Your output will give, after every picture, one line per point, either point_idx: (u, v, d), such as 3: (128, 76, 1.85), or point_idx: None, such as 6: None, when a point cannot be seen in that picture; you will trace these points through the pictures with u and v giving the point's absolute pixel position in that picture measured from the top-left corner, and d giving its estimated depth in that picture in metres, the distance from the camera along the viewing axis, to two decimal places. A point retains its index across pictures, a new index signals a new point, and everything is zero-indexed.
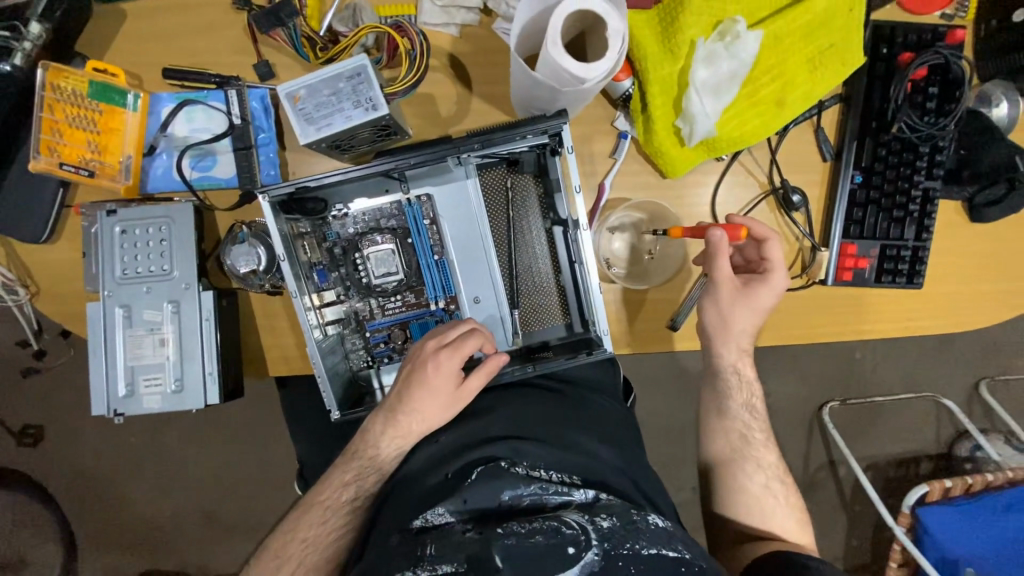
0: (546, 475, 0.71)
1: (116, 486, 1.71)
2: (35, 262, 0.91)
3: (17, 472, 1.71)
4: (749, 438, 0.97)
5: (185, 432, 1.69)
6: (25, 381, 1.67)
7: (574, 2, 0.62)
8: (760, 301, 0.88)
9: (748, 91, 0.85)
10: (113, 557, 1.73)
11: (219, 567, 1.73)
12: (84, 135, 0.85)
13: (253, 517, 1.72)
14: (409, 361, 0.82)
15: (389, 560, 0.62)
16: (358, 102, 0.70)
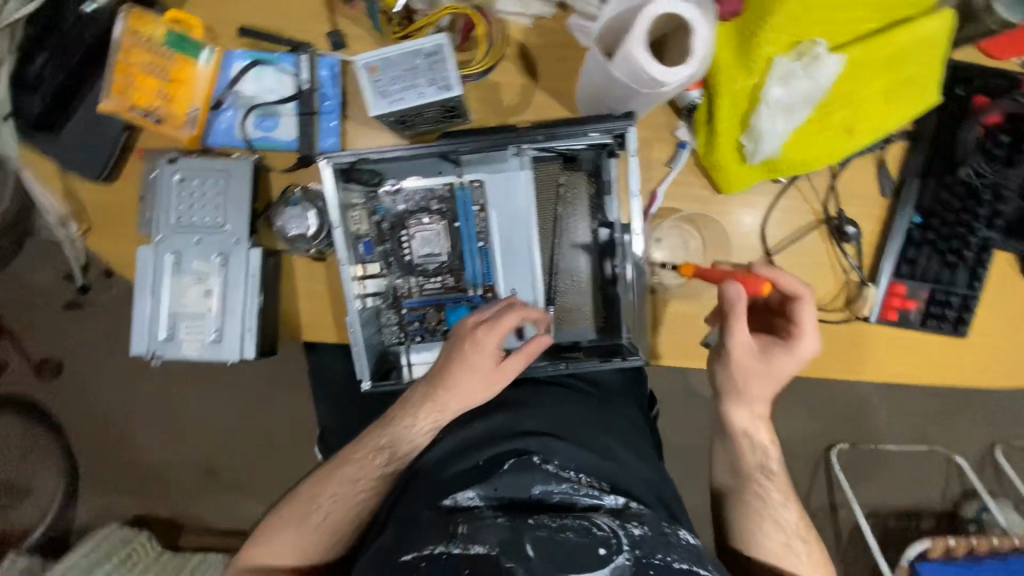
0: (575, 476, 0.74)
1: (127, 428, 1.77)
2: (91, 201, 0.93)
3: (36, 401, 1.77)
4: (767, 499, 0.92)
5: (198, 384, 1.75)
6: (55, 315, 1.75)
7: (663, 5, 0.62)
8: (780, 366, 0.87)
9: (818, 115, 0.83)
10: (116, 496, 1.77)
11: (211, 522, 1.77)
12: (155, 82, 0.86)
13: (256, 475, 1.78)
14: (448, 341, 0.84)
15: (421, 533, 0.68)
16: (433, 80, 0.71)
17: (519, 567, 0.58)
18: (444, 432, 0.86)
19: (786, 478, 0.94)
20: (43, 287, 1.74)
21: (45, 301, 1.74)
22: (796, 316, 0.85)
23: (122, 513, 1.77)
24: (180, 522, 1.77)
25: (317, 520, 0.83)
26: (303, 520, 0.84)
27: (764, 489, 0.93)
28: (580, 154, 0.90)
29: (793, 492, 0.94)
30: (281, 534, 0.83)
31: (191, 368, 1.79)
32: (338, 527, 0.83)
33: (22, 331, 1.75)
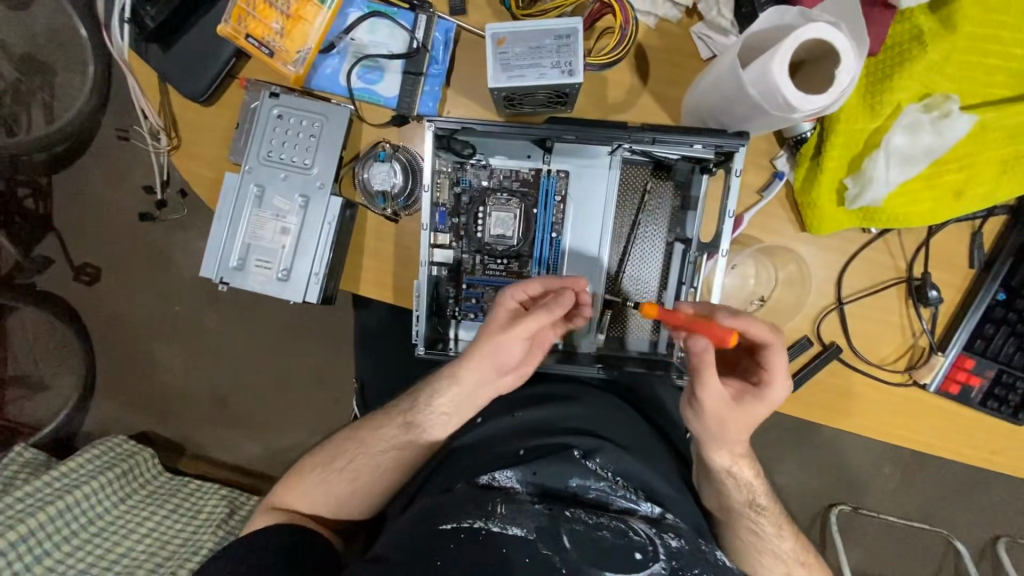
0: (610, 476, 0.77)
1: (154, 345, 1.84)
2: (183, 118, 0.95)
3: (71, 302, 1.83)
4: (762, 536, 0.90)
5: (225, 316, 1.83)
6: (107, 223, 1.80)
7: (817, 29, 0.60)
8: (752, 412, 0.80)
9: (931, 173, 0.81)
10: (128, 407, 1.85)
11: (214, 451, 1.84)
12: (274, 15, 0.87)
13: (265, 416, 1.84)
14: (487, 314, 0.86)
15: (460, 506, 0.69)
16: (557, 63, 0.70)
17: (556, 556, 0.62)
18: (491, 417, 0.90)
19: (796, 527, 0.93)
20: (100, 194, 1.79)
21: (100, 207, 1.80)
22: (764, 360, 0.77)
23: (131, 424, 1.84)
24: (183, 444, 1.84)
25: (340, 465, 0.91)
26: (331, 468, 0.91)
27: (767, 530, 0.90)
28: (675, 165, 0.89)
29: (793, 529, 0.92)
30: (310, 479, 0.91)
31: (222, 300, 1.82)
32: (366, 478, 0.90)
33: (73, 233, 1.81)
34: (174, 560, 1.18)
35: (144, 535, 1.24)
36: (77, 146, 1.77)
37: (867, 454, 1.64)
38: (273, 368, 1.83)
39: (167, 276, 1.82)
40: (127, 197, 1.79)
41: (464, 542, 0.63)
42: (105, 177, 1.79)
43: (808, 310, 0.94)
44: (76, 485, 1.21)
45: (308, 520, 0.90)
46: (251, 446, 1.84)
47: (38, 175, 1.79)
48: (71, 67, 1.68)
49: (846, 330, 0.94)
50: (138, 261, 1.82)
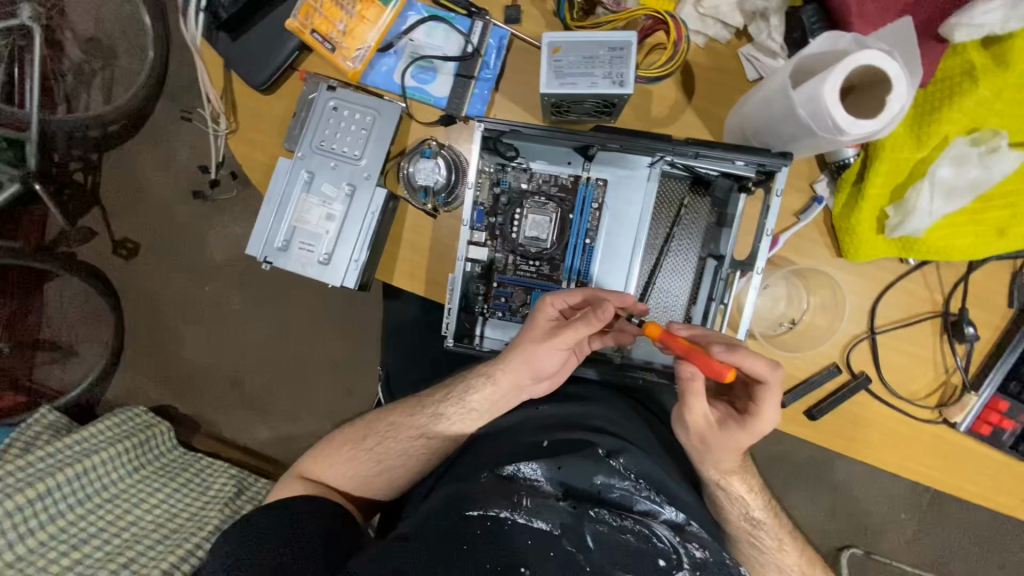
0: (636, 479, 0.76)
1: (180, 320, 1.90)
2: (243, 104, 1.00)
3: (107, 274, 1.90)
4: (767, 548, 0.88)
5: (250, 299, 1.88)
6: (148, 202, 1.89)
7: (872, 56, 0.61)
8: (738, 440, 0.79)
9: (974, 208, 0.81)
10: (151, 380, 1.90)
11: (226, 429, 1.88)
12: (340, 14, 0.92)
13: (282, 400, 1.88)
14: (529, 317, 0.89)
15: (485, 494, 0.70)
16: (609, 74, 0.72)
17: (581, 554, 0.64)
18: (511, 411, 0.91)
19: (807, 540, 0.92)
20: (145, 173, 1.88)
21: (144, 185, 1.88)
22: (758, 398, 0.76)
23: (152, 397, 1.90)
24: (200, 420, 1.89)
25: (369, 445, 0.94)
26: (359, 444, 0.95)
27: (768, 544, 0.88)
28: (714, 181, 0.90)
29: (804, 543, 0.91)
30: (338, 454, 0.95)
31: (250, 283, 1.88)
32: (392, 466, 0.92)
33: (116, 208, 1.90)
34: (181, 532, 1.22)
35: (155, 505, 1.28)
36: (129, 126, 1.86)
37: (879, 496, 1.59)
38: (294, 354, 1.87)
39: (200, 256, 1.89)
40: (171, 179, 1.88)
41: (490, 529, 0.65)
42: (152, 158, 1.87)
43: (837, 337, 0.93)
44: (93, 452, 1.26)
45: (336, 495, 0.92)
46: (265, 429, 1.87)
47: (89, 151, 1.88)
48: (133, 54, 1.78)
49: (877, 361, 0.93)
50: (175, 239, 1.89)
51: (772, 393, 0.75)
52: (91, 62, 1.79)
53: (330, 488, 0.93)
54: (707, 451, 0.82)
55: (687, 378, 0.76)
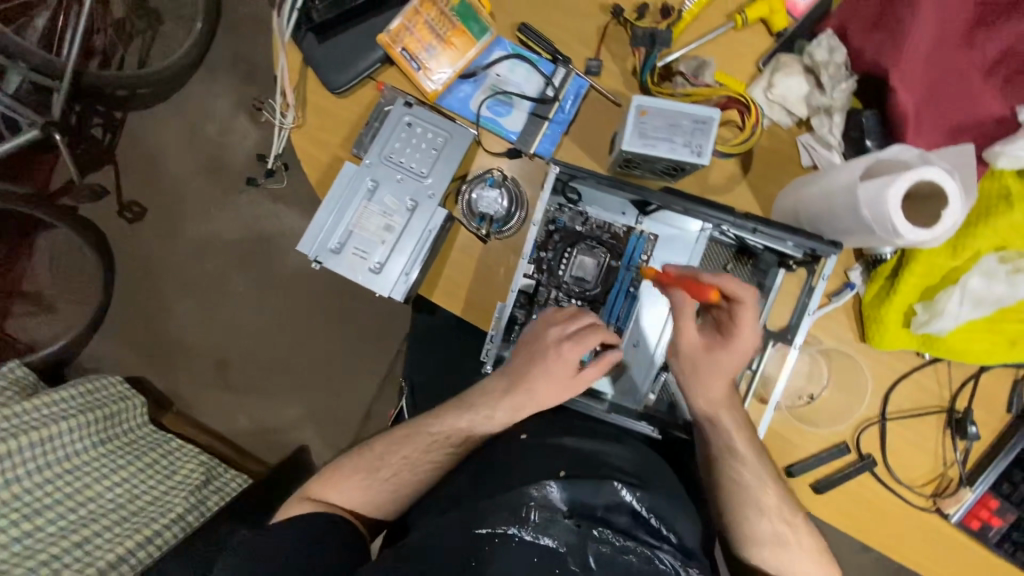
0: (646, 515, 0.79)
1: (177, 294, 1.85)
2: (313, 103, 1.02)
3: (108, 236, 1.85)
4: (761, 494, 0.90)
5: (253, 283, 1.84)
6: (168, 170, 1.86)
7: (934, 174, 0.67)
8: (724, 363, 0.86)
9: (995, 318, 0.86)
10: (133, 350, 1.84)
11: (205, 413, 1.82)
12: (429, 36, 0.95)
13: (267, 391, 1.83)
14: (535, 343, 0.92)
15: (497, 511, 0.73)
16: (689, 144, 0.76)
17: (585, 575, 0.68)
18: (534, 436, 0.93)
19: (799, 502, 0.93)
20: (170, 142, 1.86)
21: (166, 154, 1.86)
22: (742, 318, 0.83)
23: (130, 367, 1.83)
24: (176, 398, 1.82)
25: (385, 474, 0.96)
26: (375, 473, 0.96)
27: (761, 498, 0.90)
28: (760, 253, 0.94)
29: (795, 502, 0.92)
30: (353, 478, 0.96)
31: (256, 267, 1.85)
32: (405, 485, 0.96)
33: (133, 171, 1.86)
34: (142, 516, 1.23)
35: (117, 483, 1.27)
36: (162, 93, 1.85)
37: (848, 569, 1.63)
38: (288, 347, 1.83)
39: (210, 233, 1.86)
40: (195, 151, 1.86)
41: (494, 542, 0.69)
42: (180, 128, 1.86)
43: (849, 415, 0.98)
44: (59, 419, 1.26)
45: (347, 514, 0.94)
46: (243, 418, 1.82)
47: (116, 111, 1.86)
48: (180, 23, 1.78)
49: (884, 446, 0.98)
50: (188, 212, 1.86)
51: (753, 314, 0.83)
52: (136, 24, 1.78)
53: (341, 507, 0.94)
54: (696, 379, 0.88)
55: (676, 303, 0.83)
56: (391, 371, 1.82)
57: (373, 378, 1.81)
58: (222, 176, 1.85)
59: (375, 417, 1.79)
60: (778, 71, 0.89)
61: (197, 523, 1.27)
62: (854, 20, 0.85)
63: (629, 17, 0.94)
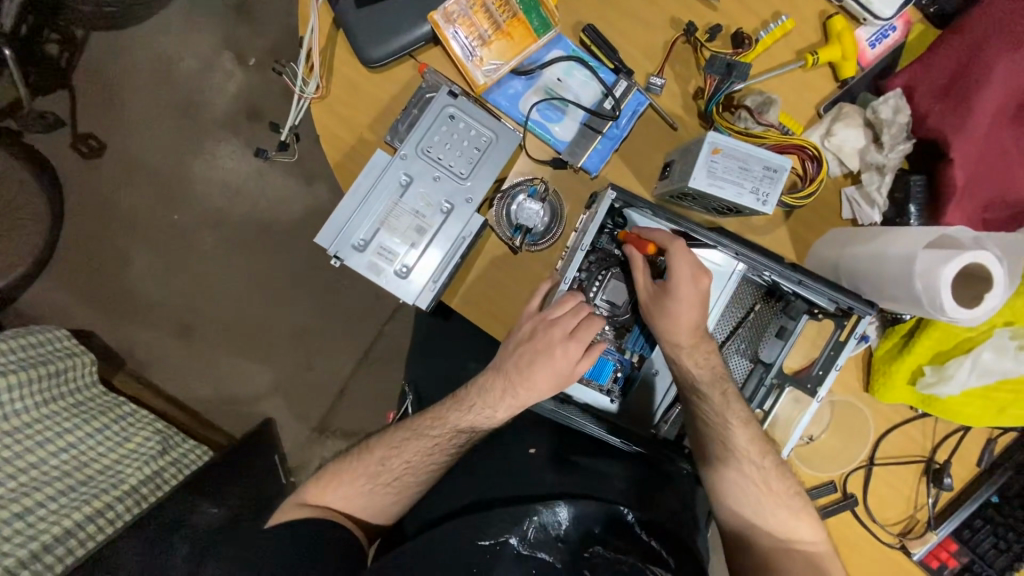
0: (647, 539, 0.84)
1: (133, 245, 1.62)
2: (342, 72, 0.90)
3: (56, 170, 1.60)
4: (728, 426, 0.88)
5: (222, 242, 1.63)
6: (132, 103, 1.61)
7: (985, 258, 0.69)
8: (678, 312, 0.83)
9: (992, 388, 0.92)
10: (79, 299, 1.61)
11: (156, 382, 1.62)
12: (485, 22, 0.87)
13: (230, 360, 1.64)
14: (522, 334, 0.85)
15: (499, 522, 0.83)
16: (756, 191, 0.75)
17: None
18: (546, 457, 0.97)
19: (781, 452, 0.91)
20: (138, 70, 1.60)
21: (131, 83, 1.60)
22: (678, 263, 0.82)
23: (74, 318, 1.60)
24: (128, 356, 1.62)
25: (386, 479, 0.89)
26: (375, 478, 0.89)
27: (730, 430, 0.88)
28: (791, 298, 0.92)
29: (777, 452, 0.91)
30: (353, 483, 0.89)
31: (227, 222, 1.62)
32: (411, 488, 0.89)
33: (89, 98, 1.60)
34: (91, 486, 1.13)
35: (64, 447, 1.15)
36: (134, 15, 1.60)
37: None
38: (257, 313, 1.63)
39: (176, 180, 1.62)
40: (167, 84, 1.61)
41: (497, 554, 0.80)
42: (151, 55, 1.60)
43: (842, 458, 1.03)
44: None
45: (346, 520, 0.87)
46: (202, 385, 1.63)
47: (74, 26, 1.58)
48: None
49: (867, 487, 1.04)
50: (153, 153, 1.62)
51: (683, 257, 0.82)
52: None
53: (339, 513, 0.88)
54: (657, 323, 0.86)
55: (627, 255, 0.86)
56: (368, 353, 1.63)
57: (349, 358, 1.63)
58: (196, 119, 1.61)
59: (349, 397, 1.62)
60: (839, 120, 0.88)
61: (154, 497, 1.18)
62: (922, 77, 0.87)
63: (699, 37, 0.89)
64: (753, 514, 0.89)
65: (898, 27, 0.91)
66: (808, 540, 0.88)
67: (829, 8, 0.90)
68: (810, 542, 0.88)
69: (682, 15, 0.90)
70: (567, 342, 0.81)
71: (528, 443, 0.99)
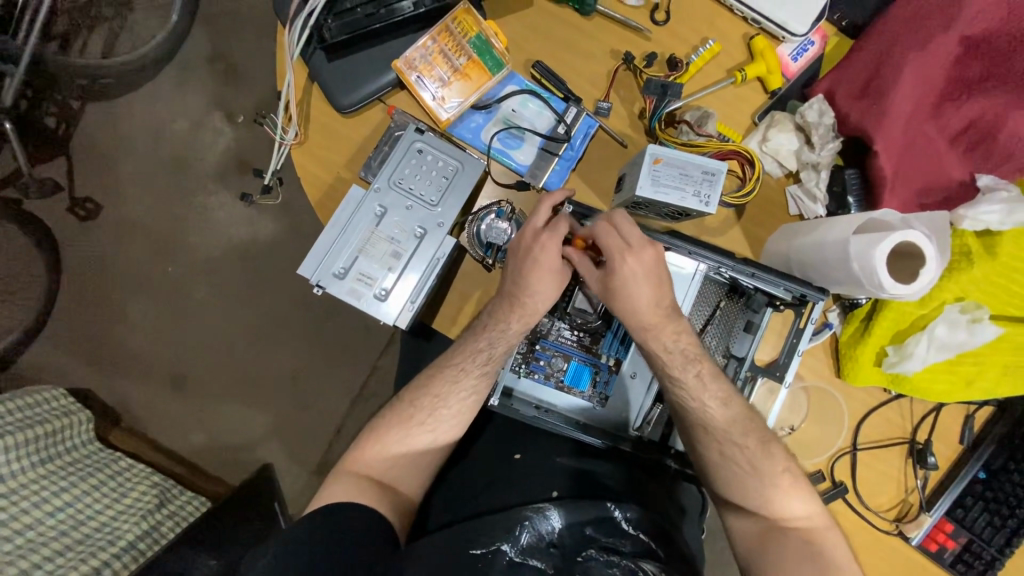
0: (635, 533, 0.83)
1: (129, 299, 1.68)
2: (317, 118, 0.99)
3: (56, 235, 1.67)
4: (710, 413, 0.86)
5: (215, 289, 1.68)
6: (127, 165, 1.71)
7: (913, 235, 0.75)
8: (630, 289, 0.81)
9: (954, 360, 0.96)
10: (77, 356, 1.65)
11: (151, 432, 1.64)
12: (444, 64, 0.97)
13: (227, 405, 1.66)
14: (517, 244, 0.87)
15: (489, 532, 0.82)
16: (697, 194, 0.83)
17: None
18: (535, 466, 0.96)
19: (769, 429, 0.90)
20: (132, 135, 1.71)
21: (126, 147, 1.71)
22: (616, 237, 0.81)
23: (71, 375, 1.64)
24: (125, 411, 1.64)
25: None
26: None
27: (715, 418, 0.86)
28: (751, 293, 0.95)
29: (772, 443, 0.90)
30: None
31: (220, 270, 1.69)
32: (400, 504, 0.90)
33: (87, 164, 1.70)
34: (85, 545, 1.10)
35: (57, 508, 1.14)
36: (127, 85, 1.72)
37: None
38: (252, 356, 1.67)
39: (169, 233, 1.70)
40: (161, 146, 1.71)
41: (490, 562, 0.78)
42: (144, 119, 1.72)
43: (824, 444, 1.06)
44: None
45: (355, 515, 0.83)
46: (199, 433, 1.64)
47: (72, 99, 1.70)
48: (154, 12, 1.73)
49: (855, 475, 1.06)
50: (147, 211, 1.70)
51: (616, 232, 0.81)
52: (101, 9, 1.71)
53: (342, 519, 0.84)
54: (617, 307, 0.84)
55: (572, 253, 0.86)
56: (363, 390, 1.65)
57: (345, 394, 1.65)
58: (188, 175, 1.70)
59: (346, 434, 1.63)
60: (772, 127, 0.97)
61: (150, 552, 1.16)
62: (841, 83, 0.96)
63: (638, 64, 0.99)
64: (744, 504, 0.88)
65: (817, 40, 1.01)
66: (804, 522, 0.86)
67: (751, 30, 1.00)
68: (821, 527, 0.87)
69: (621, 47, 1.00)
70: (549, 237, 0.84)
71: (515, 450, 1.00)
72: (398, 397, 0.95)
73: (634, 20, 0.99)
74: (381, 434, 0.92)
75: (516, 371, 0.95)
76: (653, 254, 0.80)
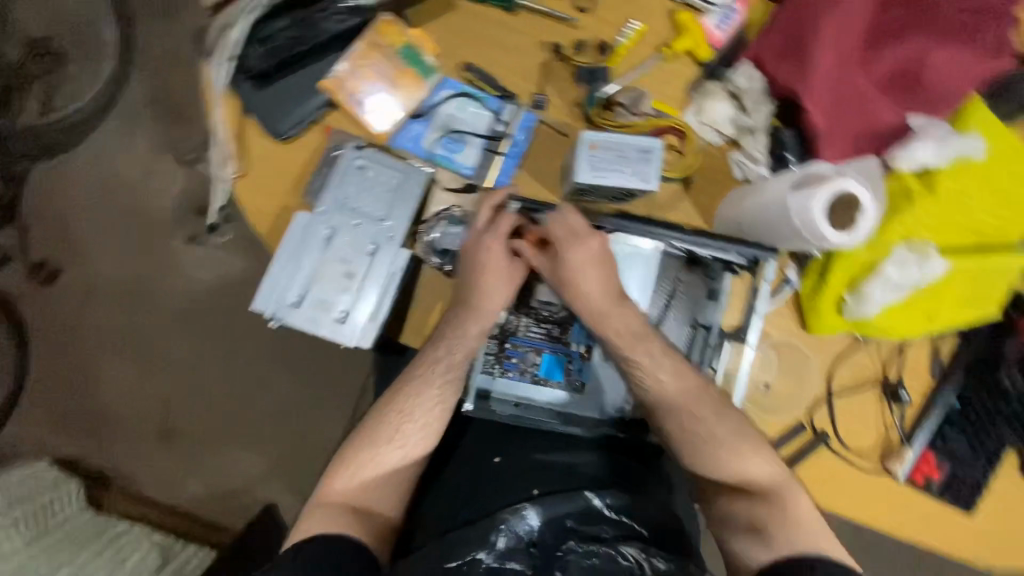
0: (615, 518, 0.84)
1: (97, 355, 1.64)
2: (253, 147, 0.97)
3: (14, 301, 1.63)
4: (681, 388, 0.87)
5: (186, 333, 1.65)
6: (76, 220, 1.67)
7: (843, 184, 0.78)
8: (576, 275, 0.88)
9: (910, 298, 0.98)
10: (53, 420, 1.61)
11: (140, 487, 1.60)
12: (375, 79, 0.97)
13: (214, 449, 1.63)
14: (469, 247, 0.92)
15: (465, 543, 0.80)
16: (638, 172, 0.83)
17: None
18: (518, 465, 0.95)
19: None
20: (79, 188, 1.67)
21: (74, 202, 1.67)
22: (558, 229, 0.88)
23: (49, 441, 1.60)
24: (109, 469, 1.60)
25: None
26: None
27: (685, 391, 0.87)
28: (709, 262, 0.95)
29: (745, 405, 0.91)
30: None
31: (188, 314, 1.66)
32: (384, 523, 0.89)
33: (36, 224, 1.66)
34: None
35: None
36: (67, 139, 1.68)
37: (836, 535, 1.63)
38: (233, 395, 1.64)
39: (130, 283, 1.66)
40: (110, 196, 1.68)
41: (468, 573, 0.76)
42: (90, 171, 1.68)
43: (803, 398, 1.07)
44: None
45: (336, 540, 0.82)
46: (190, 481, 1.61)
47: (13, 160, 1.66)
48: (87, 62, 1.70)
49: (835, 421, 1.07)
50: (104, 263, 1.66)
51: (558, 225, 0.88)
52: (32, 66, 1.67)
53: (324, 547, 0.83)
54: (567, 293, 0.91)
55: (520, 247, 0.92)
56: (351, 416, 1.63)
57: (334, 423, 1.63)
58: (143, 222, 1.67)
59: None
60: (705, 97, 0.99)
61: None
62: (765, 46, 0.98)
63: (568, 53, 1.00)
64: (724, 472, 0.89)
65: (739, 8, 1.02)
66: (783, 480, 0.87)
67: (673, 6, 1.02)
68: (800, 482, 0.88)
69: (549, 38, 1.00)
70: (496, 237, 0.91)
71: (494, 453, 0.99)
72: (370, 416, 0.94)
73: (559, 11, 1.00)
74: (356, 456, 0.91)
75: (490, 371, 0.95)
76: (596, 241, 0.88)
